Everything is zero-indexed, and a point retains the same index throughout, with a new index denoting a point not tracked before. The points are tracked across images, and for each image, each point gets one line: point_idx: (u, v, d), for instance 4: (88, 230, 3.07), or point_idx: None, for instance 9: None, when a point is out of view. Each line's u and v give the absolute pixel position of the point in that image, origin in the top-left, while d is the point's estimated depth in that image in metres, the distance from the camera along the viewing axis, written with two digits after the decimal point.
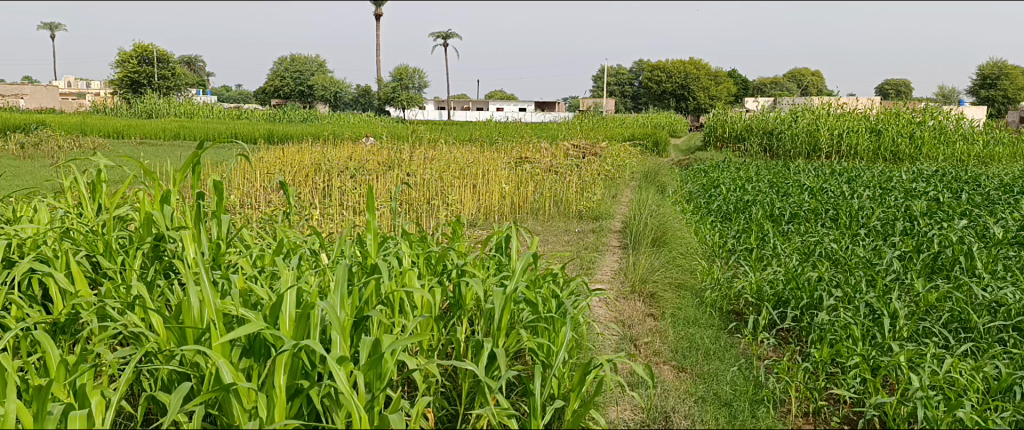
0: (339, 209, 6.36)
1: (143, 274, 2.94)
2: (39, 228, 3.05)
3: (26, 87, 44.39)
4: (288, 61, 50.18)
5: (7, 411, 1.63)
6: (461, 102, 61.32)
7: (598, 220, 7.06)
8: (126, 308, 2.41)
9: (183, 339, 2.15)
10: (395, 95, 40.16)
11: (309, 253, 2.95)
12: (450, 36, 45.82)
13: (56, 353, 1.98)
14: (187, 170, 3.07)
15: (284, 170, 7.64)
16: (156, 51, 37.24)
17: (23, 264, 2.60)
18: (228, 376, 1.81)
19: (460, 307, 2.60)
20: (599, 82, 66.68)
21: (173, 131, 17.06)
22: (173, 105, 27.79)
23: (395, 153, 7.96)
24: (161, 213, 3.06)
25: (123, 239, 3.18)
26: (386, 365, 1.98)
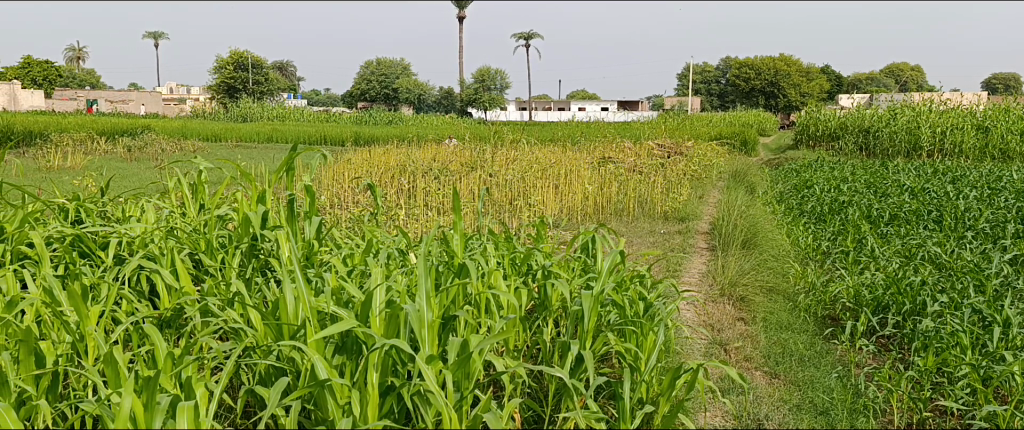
0: (423, 209, 6.46)
1: (241, 272, 3.06)
2: (146, 228, 3.21)
3: (132, 94, 47.06)
4: (375, 65, 51.45)
5: (122, 400, 1.72)
6: (543, 103, 61.38)
7: (685, 221, 6.94)
8: (226, 304, 2.51)
9: (279, 336, 2.22)
10: (478, 97, 40.60)
11: (397, 252, 3.00)
12: (533, 37, 46.04)
13: (164, 347, 2.08)
14: (281, 172, 3.18)
15: (371, 171, 7.82)
16: (252, 57, 38.85)
17: (133, 262, 2.75)
18: (323, 371, 1.85)
19: (545, 308, 2.59)
20: (685, 80, 65.58)
21: (267, 134, 17.70)
22: (266, 109, 28.92)
23: (479, 154, 8.04)
24: (257, 213, 3.18)
25: (222, 238, 3.32)
26: (474, 365, 1.99)
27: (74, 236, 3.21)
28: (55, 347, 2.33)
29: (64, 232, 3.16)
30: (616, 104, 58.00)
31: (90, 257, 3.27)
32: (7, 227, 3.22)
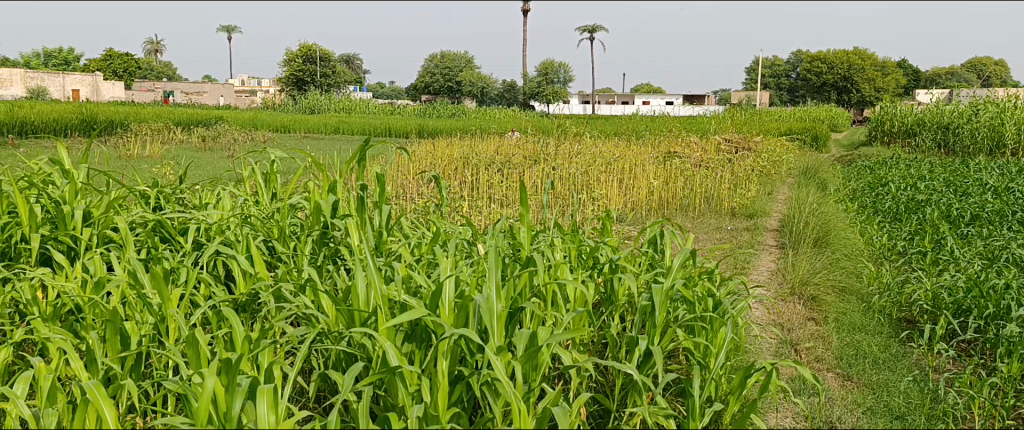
0: (487, 201, 6.50)
1: (312, 259, 3.14)
2: (222, 215, 3.32)
3: (206, 85, 48.63)
4: (440, 58, 51.91)
5: (204, 382, 1.78)
6: (606, 97, 60.97)
7: (753, 218, 6.81)
8: (299, 290, 2.58)
9: (350, 322, 2.26)
10: (541, 90, 40.63)
11: (464, 243, 3.02)
12: (597, 30, 45.78)
13: (241, 329, 2.14)
14: (352, 162, 3.24)
15: (435, 163, 7.90)
16: (320, 50, 39.69)
17: (211, 248, 2.85)
18: (394, 359, 1.88)
19: (612, 303, 2.58)
20: (753, 74, 64.22)
21: (333, 126, 18.06)
22: (334, 101, 29.51)
23: (542, 147, 8.04)
24: (329, 203, 3.26)
25: (294, 227, 3.41)
26: (542, 357, 2.00)
27: (156, 222, 3.35)
28: (140, 328, 2.43)
29: (147, 217, 3.29)
30: (681, 98, 57.19)
31: (170, 242, 3.40)
32: (95, 212, 3.37)
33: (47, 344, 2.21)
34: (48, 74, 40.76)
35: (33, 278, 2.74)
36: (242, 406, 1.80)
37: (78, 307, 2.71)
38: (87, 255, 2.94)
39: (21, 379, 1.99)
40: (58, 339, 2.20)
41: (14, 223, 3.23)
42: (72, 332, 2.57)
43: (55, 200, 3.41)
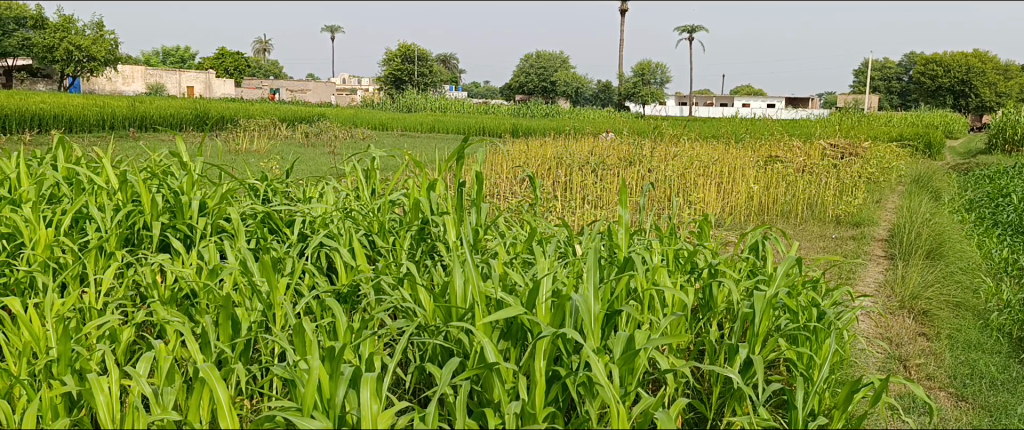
0: (581, 201, 6.49)
1: (410, 254, 3.21)
2: (326, 209, 3.43)
3: (310, 84, 50.51)
4: (534, 58, 52.21)
5: (310, 369, 1.84)
6: (704, 98, 59.80)
7: (860, 227, 6.53)
8: (398, 283, 2.65)
9: (447, 317, 2.29)
10: (637, 91, 40.36)
11: (560, 242, 3.02)
12: (696, 30, 45.07)
13: (344, 320, 2.22)
14: (451, 160, 3.31)
15: (529, 163, 7.94)
16: (417, 50, 40.89)
17: (315, 239, 2.96)
18: (492, 355, 1.90)
19: (709, 309, 2.53)
20: (862, 77, 61.54)
21: (429, 124, 18.42)
22: (430, 101, 30.06)
23: (637, 149, 7.95)
24: (428, 200, 3.32)
25: (393, 222, 3.49)
26: (639, 360, 1.98)
27: (265, 214, 3.51)
28: (250, 314, 2.54)
29: (256, 209, 3.45)
30: (782, 100, 55.43)
31: (278, 233, 3.55)
32: (210, 203, 3.57)
33: (166, 326, 2.34)
34: (166, 72, 43.30)
35: (154, 263, 2.91)
36: (344, 394, 1.86)
37: (193, 292, 2.87)
38: (202, 244, 3.11)
39: (144, 358, 2.12)
40: (176, 321, 2.34)
41: (138, 210, 3.45)
42: (188, 315, 2.72)
43: (174, 191, 3.63)
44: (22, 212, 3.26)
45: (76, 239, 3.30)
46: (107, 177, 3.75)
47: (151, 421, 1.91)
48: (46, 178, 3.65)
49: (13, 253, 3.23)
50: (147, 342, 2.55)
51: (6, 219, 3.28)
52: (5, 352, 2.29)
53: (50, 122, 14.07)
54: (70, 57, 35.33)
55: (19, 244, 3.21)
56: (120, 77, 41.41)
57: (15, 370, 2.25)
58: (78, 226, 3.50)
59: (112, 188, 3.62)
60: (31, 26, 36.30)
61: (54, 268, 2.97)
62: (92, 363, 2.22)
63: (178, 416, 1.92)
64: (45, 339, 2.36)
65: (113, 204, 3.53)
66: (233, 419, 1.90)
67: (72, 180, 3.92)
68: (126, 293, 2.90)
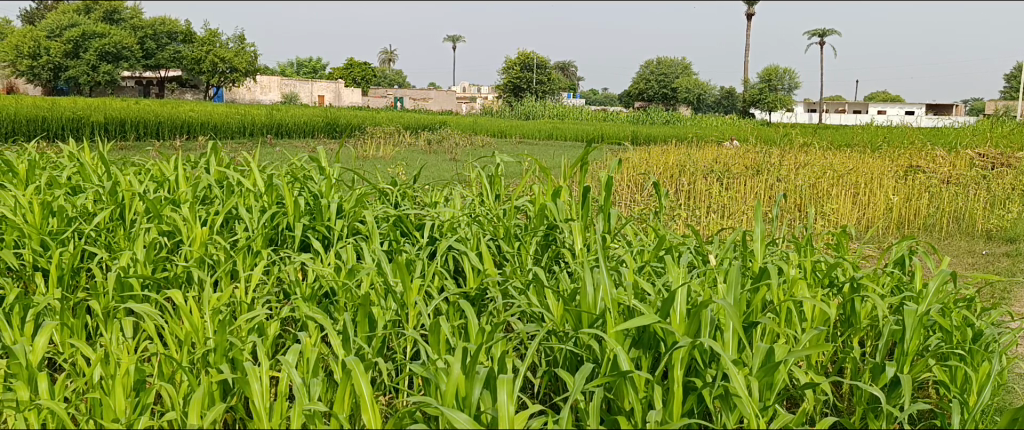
0: (707, 211, 6.38)
1: (537, 259, 3.25)
2: (454, 213, 3.52)
3: (433, 93, 52.11)
4: (655, 64, 51.78)
5: (448, 370, 1.90)
6: (835, 105, 57.29)
7: (1014, 243, 6.07)
8: (526, 288, 2.69)
9: (577, 322, 2.30)
10: (761, 98, 39.40)
11: (690, 250, 2.97)
12: (825, 34, 43.45)
13: (476, 322, 2.27)
14: (577, 166, 3.34)
15: (652, 171, 7.88)
16: (537, 58, 41.70)
17: (446, 242, 3.04)
18: (625, 363, 1.89)
19: (850, 325, 2.43)
20: (1014, 81, 57.04)
21: (548, 131, 18.61)
22: (549, 108, 30.38)
23: (764, 157, 7.73)
24: (554, 207, 3.35)
25: (518, 228, 3.54)
26: (779, 375, 1.93)
27: (396, 217, 3.64)
28: (385, 313, 2.66)
29: (389, 213, 3.60)
30: (922, 107, 52.22)
31: (409, 236, 3.68)
32: (346, 207, 3.75)
33: (310, 321, 2.47)
34: (300, 81, 45.74)
35: (297, 262, 3.09)
36: (480, 394, 1.92)
37: (332, 290, 3.02)
38: (339, 244, 3.27)
39: (292, 350, 2.25)
40: (319, 317, 2.46)
41: (281, 212, 3.68)
42: (327, 312, 2.87)
43: (314, 194, 3.84)
44: (182, 212, 3.54)
45: (227, 237, 3.55)
46: (254, 181, 4.02)
47: (302, 410, 2.02)
48: (201, 180, 3.95)
49: (172, 250, 3.50)
50: (292, 336, 2.71)
51: (167, 218, 3.58)
52: (170, 340, 2.49)
53: (197, 129, 15.19)
54: (215, 68, 38.37)
55: (178, 242, 3.48)
56: (258, 87, 44.28)
57: (178, 357, 2.45)
58: (229, 225, 3.77)
59: (259, 191, 3.87)
60: (181, 40, 39.42)
61: (209, 263, 3.21)
62: (244, 353, 2.38)
63: (324, 406, 2.03)
64: (202, 330, 2.55)
65: (260, 206, 3.77)
66: (375, 414, 1.98)
67: (222, 182, 4.22)
68: (271, 289, 3.09)
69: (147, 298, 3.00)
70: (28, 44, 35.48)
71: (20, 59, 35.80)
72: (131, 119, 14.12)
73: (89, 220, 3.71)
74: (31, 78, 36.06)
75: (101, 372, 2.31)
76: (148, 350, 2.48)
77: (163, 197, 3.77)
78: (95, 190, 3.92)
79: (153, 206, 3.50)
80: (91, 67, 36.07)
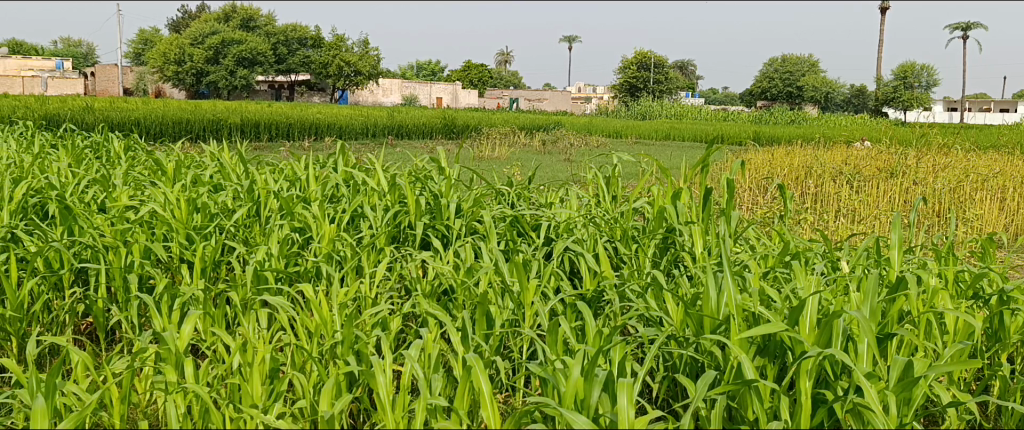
0: (837, 215, 6.10)
1: (655, 262, 3.20)
2: (571, 214, 3.53)
3: (549, 94, 52.40)
4: (779, 61, 49.97)
5: (568, 372, 1.90)
6: (979, 104, 53.37)
7: None
8: (644, 291, 2.65)
9: (699, 328, 2.25)
10: (896, 95, 37.20)
11: (816, 255, 2.84)
12: (969, 26, 40.58)
13: (594, 324, 2.27)
14: (697, 167, 3.28)
15: (775, 173, 7.63)
16: (655, 57, 41.24)
17: (563, 243, 3.05)
18: (750, 372, 1.83)
19: (998, 340, 2.26)
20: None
21: (665, 132, 18.29)
22: (667, 108, 29.95)
23: (899, 160, 7.31)
24: (673, 209, 3.30)
25: (636, 230, 3.50)
26: (918, 391, 1.82)
27: (513, 217, 3.68)
28: (503, 313, 2.69)
29: (506, 213, 3.64)
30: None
31: (526, 236, 3.71)
32: (465, 207, 3.83)
33: (430, 317, 2.54)
34: (420, 84, 47.15)
35: (417, 260, 3.18)
36: (599, 396, 1.91)
37: (451, 288, 3.08)
38: (458, 243, 3.34)
39: (414, 345, 2.32)
40: (439, 313, 2.53)
41: (403, 211, 3.80)
42: (446, 309, 2.94)
43: (435, 193, 3.95)
44: (312, 210, 3.73)
45: (354, 234, 3.70)
46: (378, 180, 4.17)
47: (425, 404, 2.08)
48: (329, 180, 4.14)
49: (303, 245, 3.69)
50: (413, 331, 2.79)
51: (298, 215, 3.77)
52: (301, 332, 2.62)
53: (324, 130, 15.89)
54: (340, 72, 40.41)
55: (308, 238, 3.66)
56: (381, 90, 46.07)
57: (308, 347, 2.57)
58: (355, 223, 3.93)
59: (382, 191, 4.02)
60: (310, 45, 41.76)
61: (336, 259, 3.36)
62: (369, 346, 2.47)
63: (445, 401, 2.08)
64: (330, 323, 2.67)
65: (383, 205, 3.91)
66: (494, 411, 2.01)
67: (349, 182, 4.40)
68: (393, 285, 3.19)
69: (280, 291, 3.16)
70: (175, 51, 38.23)
71: (167, 65, 38.63)
72: (265, 121, 14.96)
73: (229, 215, 3.96)
74: (177, 83, 38.85)
75: (240, 359, 2.46)
76: (283, 340, 2.62)
77: (294, 195, 3.98)
78: (234, 188, 4.17)
79: (286, 204, 3.70)
80: (229, 72, 38.50)
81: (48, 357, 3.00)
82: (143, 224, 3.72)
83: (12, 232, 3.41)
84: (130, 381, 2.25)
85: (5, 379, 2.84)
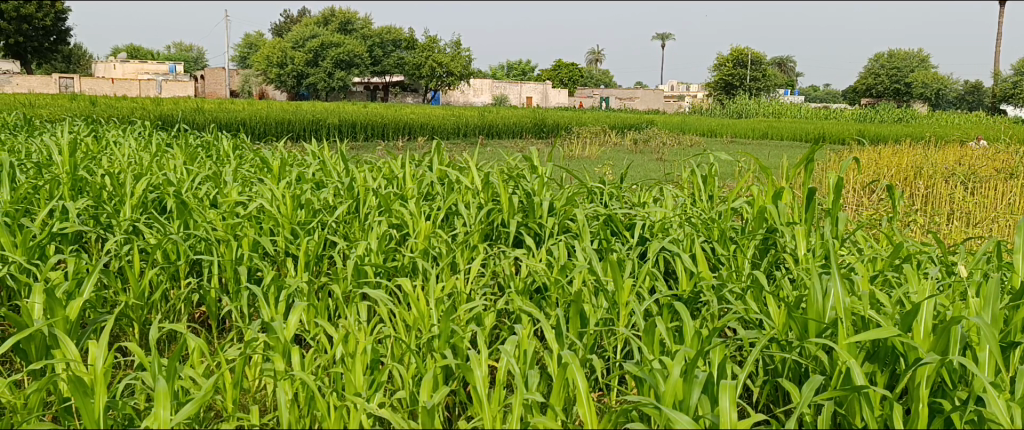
0: (950, 218, 5.80)
1: (754, 263, 3.13)
2: (666, 214, 3.49)
3: (641, 93, 51.83)
4: (886, 57, 47.79)
5: (668, 373, 1.88)
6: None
7: None
8: (743, 292, 2.59)
9: (803, 330, 2.19)
10: (1014, 92, 35.00)
11: (929, 259, 2.72)
12: None
13: (692, 325, 2.24)
14: (801, 167, 3.19)
15: (881, 174, 7.32)
16: (751, 54, 40.22)
17: (659, 242, 3.02)
18: (860, 378, 1.77)
19: None
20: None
21: (762, 130, 17.77)
22: (764, 106, 29.16)
23: (1020, 160, 6.88)
24: (775, 209, 3.22)
25: (735, 230, 3.43)
26: None
27: (607, 216, 3.66)
28: (597, 312, 2.69)
29: (600, 212, 3.63)
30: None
31: (619, 236, 3.68)
32: (559, 205, 3.85)
33: (525, 314, 2.56)
34: (511, 84, 47.53)
35: (512, 257, 3.21)
36: (698, 398, 1.89)
37: (545, 286, 3.10)
38: (552, 241, 3.36)
39: (510, 341, 2.34)
40: (533, 311, 2.55)
41: (497, 209, 3.85)
42: (541, 306, 2.96)
43: (528, 192, 3.98)
44: (409, 207, 3.82)
45: (449, 231, 3.78)
46: (473, 179, 4.24)
47: (523, 399, 2.10)
48: (426, 179, 4.23)
49: (400, 241, 3.79)
50: (507, 327, 2.82)
51: (395, 212, 3.87)
52: (400, 326, 2.69)
53: (417, 131, 16.24)
54: (433, 73, 41.55)
55: (406, 234, 3.75)
56: (472, 90, 46.73)
57: (406, 340, 2.64)
58: (450, 220, 4.00)
59: (477, 189, 4.08)
60: (404, 47, 42.73)
61: (432, 255, 3.43)
62: (465, 341, 2.52)
63: (541, 396, 2.09)
64: (428, 317, 2.73)
65: (477, 203, 3.98)
66: (590, 408, 2.00)
67: (444, 180, 4.49)
68: (488, 281, 3.24)
69: (379, 284, 3.26)
70: (278, 54, 39.80)
71: (270, 68, 40.24)
72: (361, 121, 15.40)
73: (330, 212, 4.10)
74: (279, 85, 40.39)
75: (342, 350, 2.54)
76: (383, 333, 2.70)
77: (392, 193, 4.09)
78: (335, 186, 4.32)
79: (384, 202, 3.81)
80: (328, 74, 39.80)
81: (166, 343, 3.18)
82: (251, 219, 3.89)
83: (134, 224, 3.62)
84: (242, 368, 2.36)
85: (129, 363, 3.03)
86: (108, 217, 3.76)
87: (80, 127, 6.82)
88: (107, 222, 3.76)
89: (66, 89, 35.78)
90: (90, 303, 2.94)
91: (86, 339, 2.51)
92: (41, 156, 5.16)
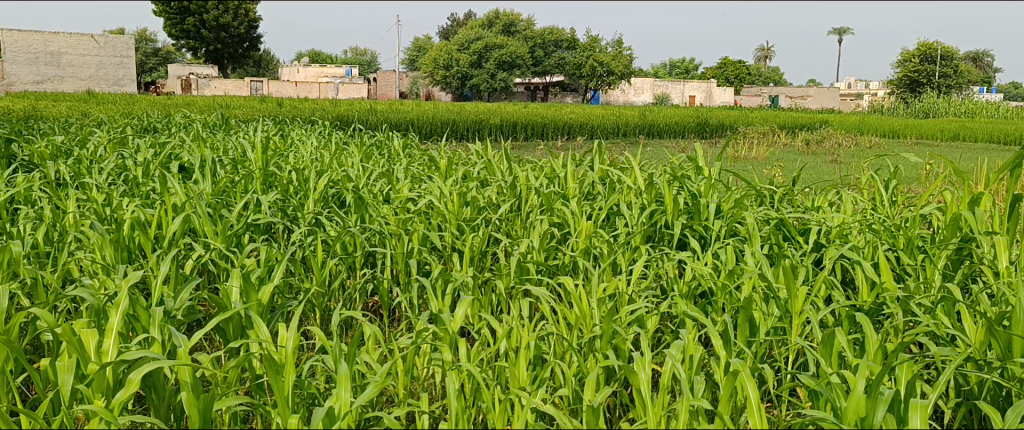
0: None
1: (945, 274, 2.88)
2: (845, 218, 3.28)
3: (813, 91, 49.14)
4: None
5: (850, 388, 1.77)
6: None
7: None
8: (932, 305, 2.39)
9: (1006, 351, 1.99)
10: None
11: None
12: None
13: (876, 338, 2.09)
14: (1004, 170, 2.90)
15: None
16: (942, 48, 37.00)
17: (838, 248, 2.83)
18: None
19: None
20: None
21: (952, 131, 16.29)
22: (956, 105, 26.79)
23: None
24: (972, 216, 2.95)
25: (923, 238, 3.17)
26: None
27: (778, 220, 3.50)
28: (768, 319, 2.57)
29: (770, 216, 3.46)
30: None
31: (791, 241, 3.50)
32: (726, 208, 3.73)
33: (690, 318, 2.50)
34: (673, 83, 46.70)
35: (676, 260, 3.14)
36: (885, 416, 1.76)
37: (711, 290, 3.01)
38: (719, 244, 3.26)
39: (676, 345, 2.29)
40: (700, 314, 2.48)
41: (661, 210, 3.79)
42: (707, 310, 2.87)
43: (693, 193, 3.89)
44: (570, 206, 3.85)
45: (612, 231, 3.76)
46: (636, 179, 4.19)
47: (690, 405, 2.04)
48: (588, 179, 4.23)
49: (562, 240, 3.82)
50: (671, 331, 2.77)
51: (557, 211, 3.90)
52: (562, 324, 2.71)
53: (576, 130, 16.29)
54: (594, 72, 41.47)
55: (567, 233, 3.78)
56: (633, 89, 46.33)
57: (569, 338, 2.65)
58: (611, 220, 3.97)
59: (640, 189, 4.03)
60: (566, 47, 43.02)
61: (593, 255, 3.44)
62: (629, 343, 2.49)
63: (709, 403, 2.02)
64: (590, 317, 2.72)
65: (639, 203, 3.93)
66: (763, 419, 1.91)
67: (606, 180, 4.48)
68: (651, 284, 3.19)
69: (541, 282, 3.29)
70: (443, 57, 40.80)
71: (437, 70, 41.47)
72: (522, 121, 15.67)
73: (494, 209, 4.20)
74: (444, 87, 41.65)
75: (506, 345, 2.59)
76: (545, 329, 2.73)
77: (554, 192, 4.14)
78: (499, 184, 4.42)
79: (547, 201, 3.85)
80: (490, 75, 40.77)
81: (343, 329, 3.38)
82: (421, 214, 4.07)
83: (317, 217, 3.88)
84: (413, 357, 2.46)
85: (312, 346, 3.26)
86: (294, 210, 4.06)
87: (271, 126, 7.40)
88: (293, 215, 4.05)
89: (257, 90, 38.97)
90: (279, 289, 3.19)
91: (275, 322, 2.72)
92: (238, 152, 5.65)
